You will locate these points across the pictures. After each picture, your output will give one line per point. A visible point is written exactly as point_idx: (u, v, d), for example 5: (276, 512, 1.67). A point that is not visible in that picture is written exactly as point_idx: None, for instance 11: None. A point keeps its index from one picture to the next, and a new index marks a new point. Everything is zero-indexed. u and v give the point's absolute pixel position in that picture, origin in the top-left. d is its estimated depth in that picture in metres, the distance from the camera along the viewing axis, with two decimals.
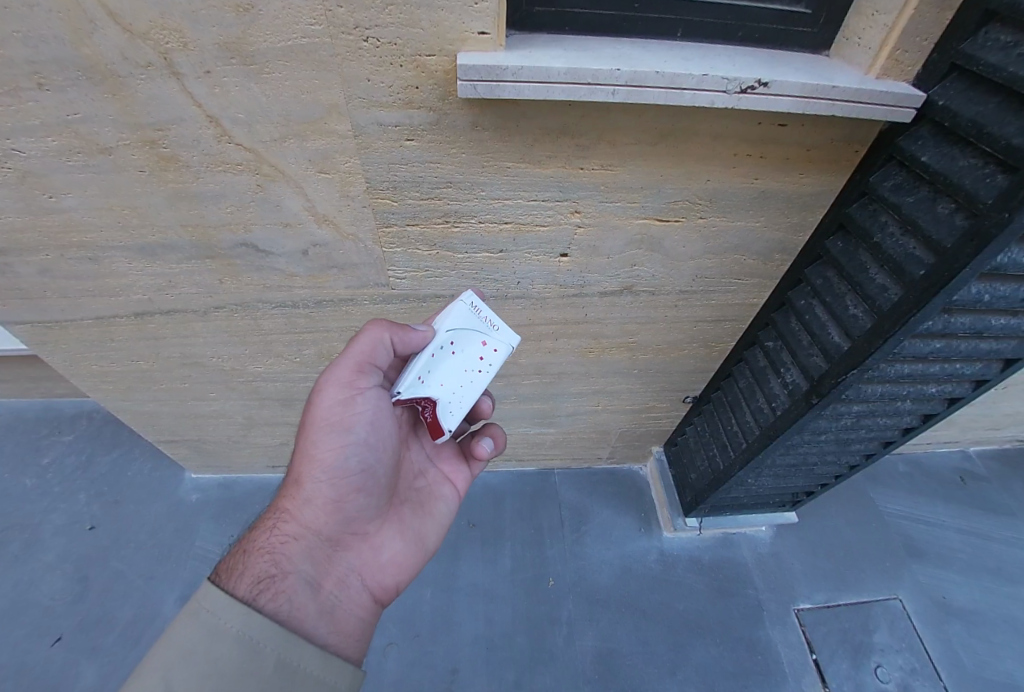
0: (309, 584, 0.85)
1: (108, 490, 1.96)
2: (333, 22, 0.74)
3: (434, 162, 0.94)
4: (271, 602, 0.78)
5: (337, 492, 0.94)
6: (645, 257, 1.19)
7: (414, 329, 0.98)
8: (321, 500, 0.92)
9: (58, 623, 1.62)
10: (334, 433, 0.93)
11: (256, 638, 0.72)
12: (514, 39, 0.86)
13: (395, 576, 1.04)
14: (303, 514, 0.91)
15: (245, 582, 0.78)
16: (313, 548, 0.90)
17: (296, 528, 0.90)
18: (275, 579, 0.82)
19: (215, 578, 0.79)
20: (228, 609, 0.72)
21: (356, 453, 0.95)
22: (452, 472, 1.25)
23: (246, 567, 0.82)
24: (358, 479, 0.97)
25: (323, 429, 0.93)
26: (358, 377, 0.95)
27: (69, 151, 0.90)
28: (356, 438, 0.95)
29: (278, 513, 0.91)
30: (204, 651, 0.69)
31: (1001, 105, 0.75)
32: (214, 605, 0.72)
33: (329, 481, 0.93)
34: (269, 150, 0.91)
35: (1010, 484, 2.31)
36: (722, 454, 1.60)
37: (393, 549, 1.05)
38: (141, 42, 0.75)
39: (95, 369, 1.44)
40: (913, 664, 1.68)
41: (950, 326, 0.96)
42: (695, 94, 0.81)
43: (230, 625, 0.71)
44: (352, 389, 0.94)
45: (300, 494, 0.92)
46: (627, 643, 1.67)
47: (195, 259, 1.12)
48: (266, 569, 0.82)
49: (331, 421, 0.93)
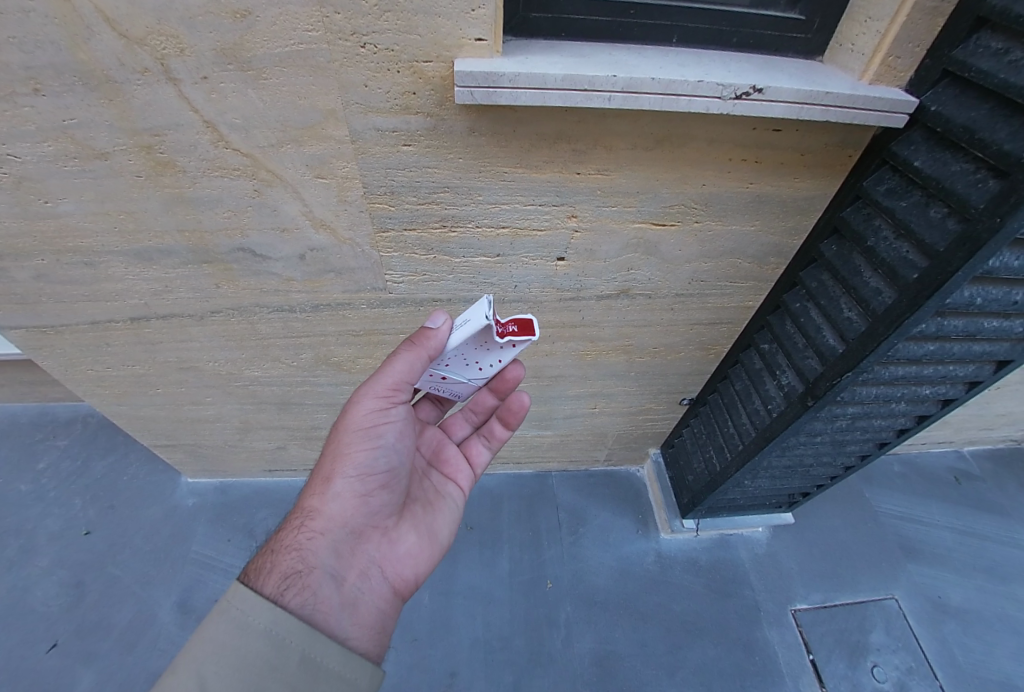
0: (334, 578, 0.85)
1: (104, 495, 1.94)
2: (331, 28, 0.74)
3: (431, 167, 0.94)
4: (296, 597, 0.79)
5: (362, 488, 0.93)
6: (642, 261, 1.19)
7: (433, 328, 0.89)
8: (348, 496, 0.91)
9: (54, 629, 1.61)
10: (365, 437, 0.93)
11: (283, 634, 0.73)
12: (511, 44, 0.87)
13: (414, 568, 1.02)
14: (330, 509, 0.90)
15: (273, 579, 0.79)
16: (339, 542, 0.90)
17: (324, 524, 0.89)
18: (301, 575, 0.82)
19: (244, 577, 0.80)
20: (257, 606, 0.74)
21: (384, 456, 0.95)
22: (455, 470, 1.24)
23: (273, 565, 0.82)
24: (383, 478, 0.96)
25: (355, 432, 0.92)
26: (393, 394, 0.92)
27: (64, 157, 0.89)
28: (385, 442, 0.95)
29: (306, 510, 0.90)
30: (237, 646, 0.70)
31: (993, 111, 0.76)
32: (245, 604, 0.74)
33: (357, 478, 0.92)
34: (266, 155, 0.91)
35: (1004, 483, 2.33)
36: (720, 456, 1.61)
37: (410, 542, 1.04)
38: (138, 48, 0.75)
39: (90, 374, 1.44)
40: (909, 664, 1.69)
41: (943, 328, 0.97)
42: (691, 100, 0.81)
43: (260, 621, 0.73)
44: (387, 401, 0.93)
45: (327, 490, 0.90)
46: (626, 644, 1.68)
47: (192, 263, 1.11)
48: (292, 565, 0.82)
49: (364, 425, 0.93)
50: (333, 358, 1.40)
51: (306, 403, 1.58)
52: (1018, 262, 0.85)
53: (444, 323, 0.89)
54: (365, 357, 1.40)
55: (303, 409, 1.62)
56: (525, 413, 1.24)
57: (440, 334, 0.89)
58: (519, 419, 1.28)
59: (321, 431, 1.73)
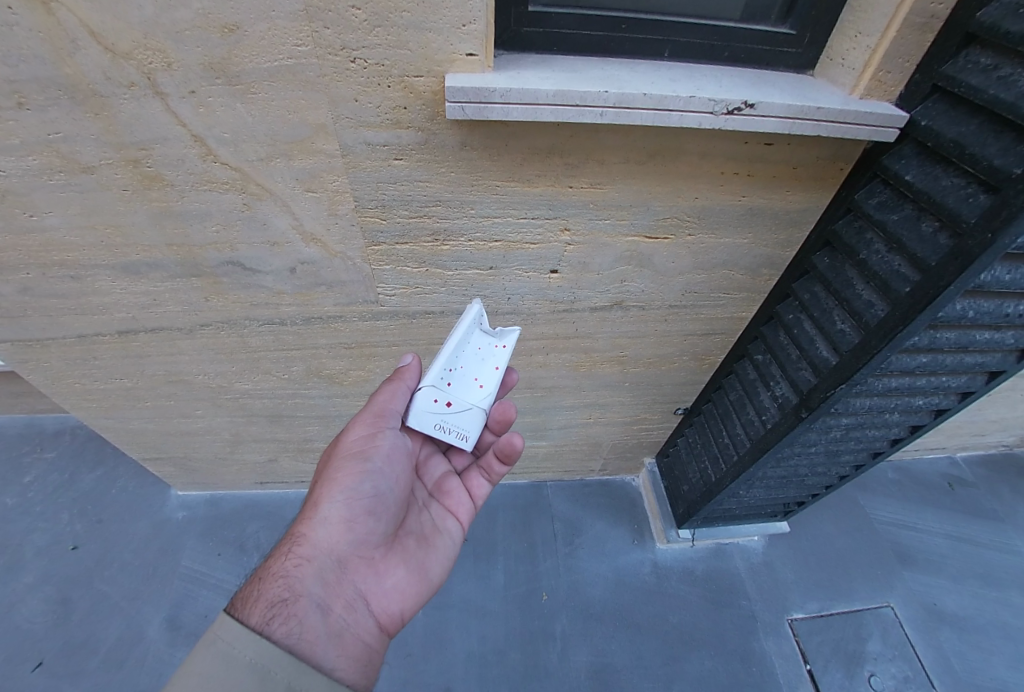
0: (320, 608, 0.84)
1: (92, 509, 1.91)
2: (320, 43, 0.73)
3: (422, 181, 0.94)
4: (281, 626, 0.77)
5: (350, 513, 0.93)
6: (635, 273, 1.19)
7: (405, 363, 1.03)
8: (336, 522, 0.91)
9: (39, 647, 1.58)
10: (353, 461, 0.96)
11: (268, 666, 0.71)
12: (503, 58, 0.86)
13: (401, 604, 0.98)
14: (317, 535, 0.90)
15: (259, 608, 0.78)
16: (326, 570, 0.88)
17: (311, 550, 0.88)
18: (287, 603, 0.80)
19: (231, 607, 0.78)
20: (242, 638, 0.72)
21: (372, 481, 0.96)
22: (456, 505, 1.20)
23: (259, 593, 0.81)
24: (371, 504, 0.96)
25: (345, 457, 0.96)
26: (379, 418, 0.99)
27: (49, 171, 0.88)
28: (373, 468, 0.97)
29: (295, 536, 0.90)
30: (221, 678, 0.69)
31: (982, 126, 0.77)
32: (230, 635, 0.72)
33: (345, 502, 0.92)
34: (255, 169, 0.90)
35: (997, 488, 2.34)
36: (714, 466, 1.60)
37: (399, 577, 1.01)
38: (124, 63, 0.74)
39: (76, 387, 1.41)
40: (906, 673, 1.69)
41: (935, 341, 0.97)
42: (682, 115, 0.81)
43: (246, 655, 0.71)
44: (375, 425, 0.99)
45: (316, 515, 0.91)
46: (622, 657, 1.66)
47: (181, 276, 1.10)
48: (278, 593, 0.81)
49: (354, 450, 0.97)
50: (325, 370, 1.39)
51: (297, 415, 1.57)
52: (1009, 276, 0.86)
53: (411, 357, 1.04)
54: (358, 369, 1.38)
55: (295, 422, 1.61)
56: (518, 454, 1.19)
57: (412, 368, 1.02)
58: (517, 457, 1.22)
59: (313, 443, 1.71)
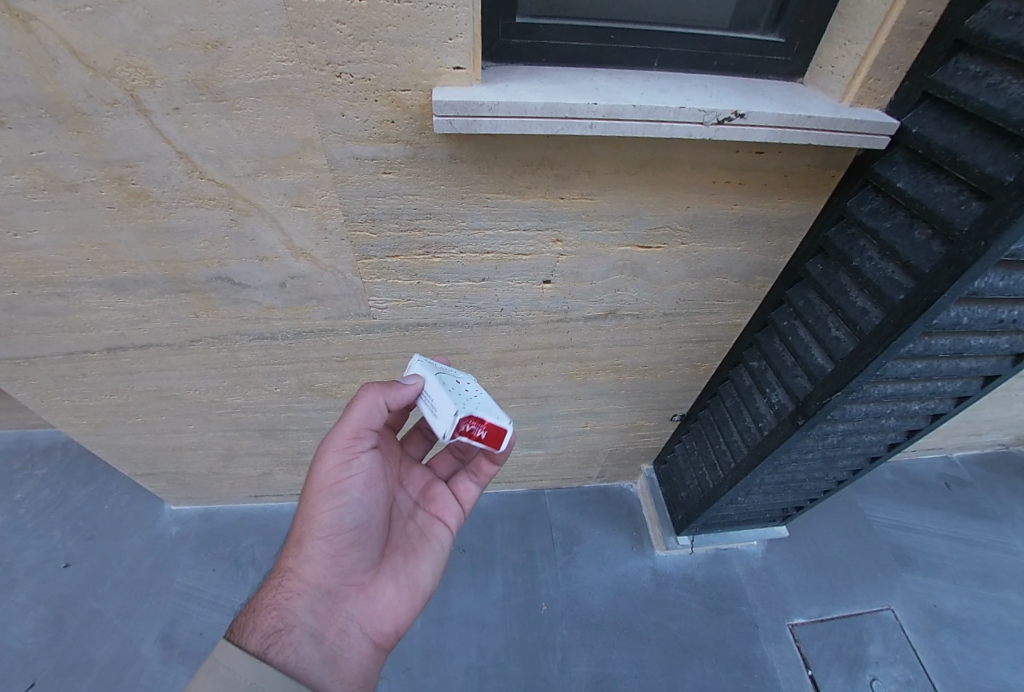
0: (313, 636, 0.85)
1: (85, 525, 1.89)
2: (305, 58, 0.72)
3: (412, 194, 0.93)
4: (278, 655, 0.79)
5: (336, 544, 0.92)
6: (629, 282, 1.18)
7: (404, 384, 0.94)
8: (323, 554, 0.90)
9: (31, 668, 1.55)
10: (329, 495, 0.91)
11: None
12: (491, 70, 0.86)
13: (394, 621, 0.98)
14: (305, 568, 0.89)
15: (256, 636, 0.80)
16: (318, 601, 0.88)
17: (301, 583, 0.88)
18: (281, 633, 0.82)
19: (229, 635, 0.80)
20: (242, 663, 0.74)
21: (353, 510, 0.94)
22: (444, 510, 1.17)
23: (255, 624, 0.82)
24: (354, 531, 0.94)
25: (321, 490, 0.92)
26: (354, 442, 0.95)
27: (33, 189, 0.87)
28: (352, 496, 0.94)
29: (283, 570, 0.90)
30: None
31: (973, 134, 0.76)
32: (231, 661, 0.74)
33: (329, 535, 0.91)
34: (243, 184, 0.89)
35: (995, 488, 2.34)
36: (712, 473, 1.60)
37: (390, 595, 0.99)
38: (107, 79, 0.73)
39: (66, 404, 1.39)
40: (907, 676, 1.68)
41: (930, 346, 0.96)
42: (673, 126, 0.80)
43: (246, 679, 0.73)
44: (348, 452, 0.95)
45: (302, 550, 0.90)
46: (623, 667, 1.65)
47: (170, 292, 1.09)
48: (273, 623, 0.83)
49: (331, 482, 0.92)
50: (317, 383, 1.37)
51: (290, 429, 1.55)
52: (1003, 283, 0.85)
53: (415, 382, 0.94)
54: (351, 381, 1.37)
55: (288, 435, 1.59)
56: (507, 451, 1.17)
57: (408, 391, 0.93)
58: (503, 456, 1.19)
59: (307, 456, 1.69)
